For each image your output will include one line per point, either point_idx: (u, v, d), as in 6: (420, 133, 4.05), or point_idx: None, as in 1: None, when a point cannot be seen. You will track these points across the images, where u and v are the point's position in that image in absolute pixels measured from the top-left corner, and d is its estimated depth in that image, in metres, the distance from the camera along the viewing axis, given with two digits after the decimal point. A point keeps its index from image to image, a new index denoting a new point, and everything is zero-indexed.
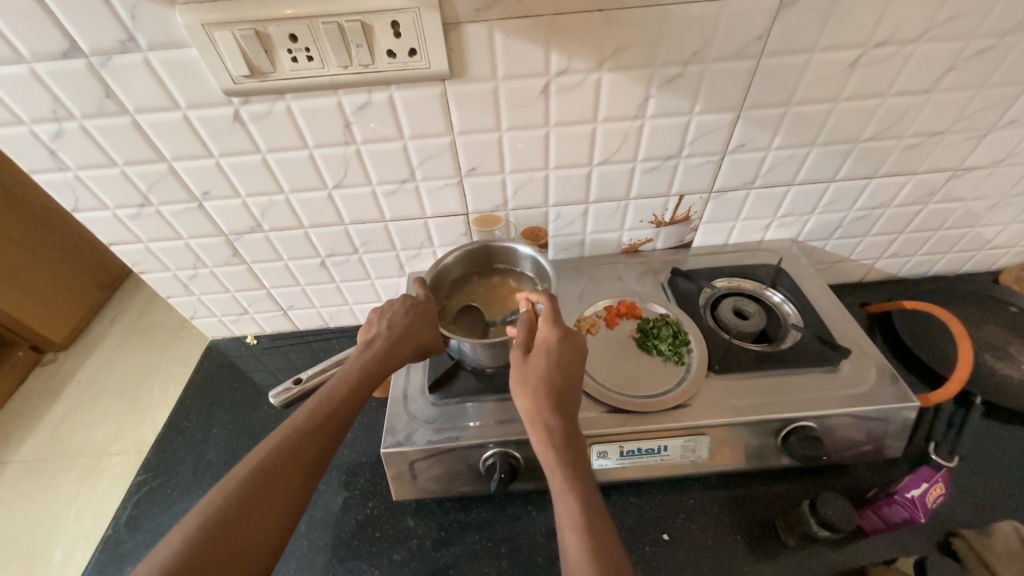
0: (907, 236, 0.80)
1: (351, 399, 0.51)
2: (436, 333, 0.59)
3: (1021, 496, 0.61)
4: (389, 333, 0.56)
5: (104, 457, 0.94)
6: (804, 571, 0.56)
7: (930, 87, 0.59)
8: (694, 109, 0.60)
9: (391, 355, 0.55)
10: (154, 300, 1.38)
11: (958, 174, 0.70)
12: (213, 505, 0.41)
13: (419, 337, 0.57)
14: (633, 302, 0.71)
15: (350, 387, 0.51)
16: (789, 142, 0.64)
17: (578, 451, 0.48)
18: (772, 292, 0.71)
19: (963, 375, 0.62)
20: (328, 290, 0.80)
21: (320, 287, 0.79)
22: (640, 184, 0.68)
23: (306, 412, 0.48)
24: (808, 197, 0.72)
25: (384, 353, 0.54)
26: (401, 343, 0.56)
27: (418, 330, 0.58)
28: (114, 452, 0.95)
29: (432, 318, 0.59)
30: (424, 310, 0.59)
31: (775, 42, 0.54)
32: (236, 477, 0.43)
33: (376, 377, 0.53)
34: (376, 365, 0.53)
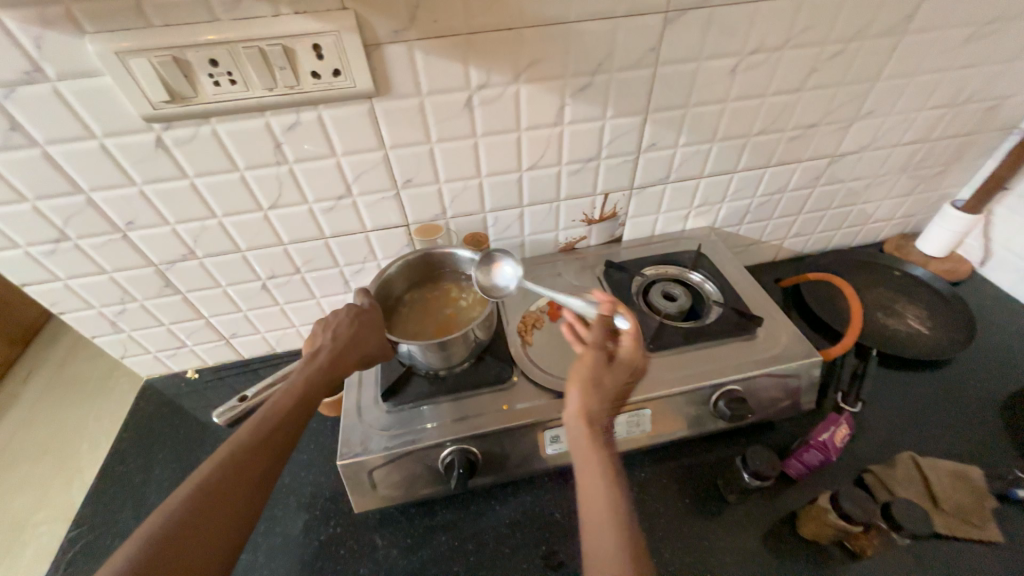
0: (804, 217, 0.91)
1: (298, 409, 0.51)
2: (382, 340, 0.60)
3: (913, 429, 0.71)
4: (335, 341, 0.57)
5: (27, 526, 0.86)
6: (745, 522, 0.62)
7: (800, 87, 0.69)
8: (606, 114, 0.66)
9: (337, 363, 0.55)
10: (78, 351, 1.26)
11: (835, 159, 0.82)
12: (157, 527, 0.40)
13: (363, 346, 0.58)
14: (573, 294, 0.76)
15: (297, 397, 0.51)
16: (692, 140, 0.72)
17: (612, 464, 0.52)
18: (694, 274, 0.78)
19: (855, 330, 0.72)
20: (272, 313, 0.79)
21: (264, 310, 0.78)
22: (568, 185, 0.73)
23: (255, 425, 0.48)
24: (717, 188, 0.81)
25: (328, 361, 0.55)
26: (346, 350, 0.57)
27: (362, 336, 0.59)
28: (40, 519, 0.86)
29: (378, 326, 0.61)
30: (369, 318, 0.61)
31: (666, 53, 0.61)
32: (179, 497, 0.42)
33: (321, 385, 0.54)
34: (321, 374, 0.54)
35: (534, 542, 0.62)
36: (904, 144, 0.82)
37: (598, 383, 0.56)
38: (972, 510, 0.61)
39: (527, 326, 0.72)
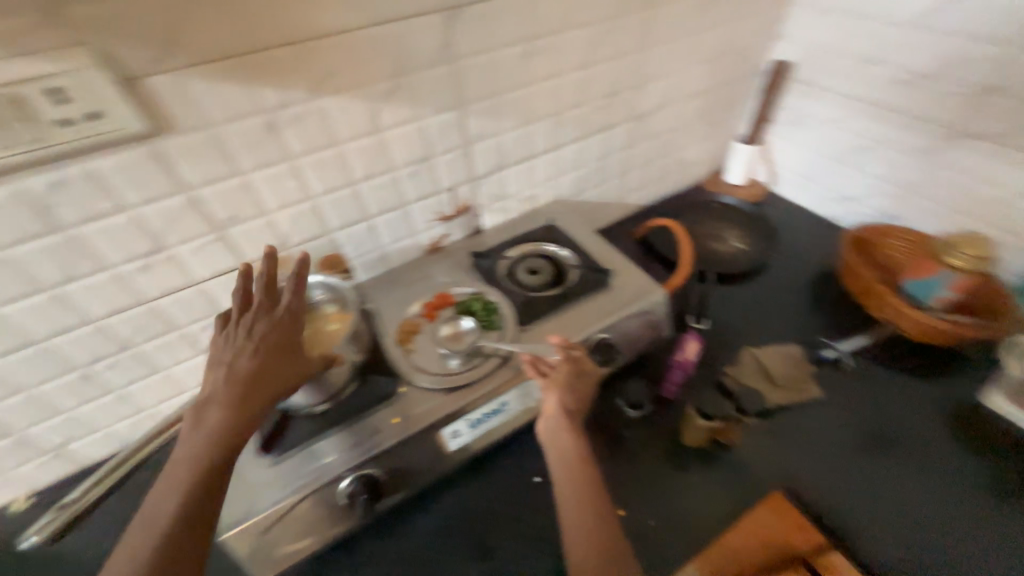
0: (633, 173, 1.03)
1: (210, 457, 0.47)
2: (292, 365, 0.53)
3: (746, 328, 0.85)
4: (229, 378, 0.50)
5: None
6: (640, 450, 0.70)
7: (590, 62, 0.78)
8: (423, 114, 0.67)
9: (241, 402, 0.49)
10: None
11: (640, 120, 0.93)
12: None
13: (274, 381, 0.51)
14: (445, 292, 0.76)
15: (206, 445, 0.47)
16: (513, 124, 0.77)
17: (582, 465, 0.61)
18: (550, 244, 0.84)
19: (687, 260, 0.83)
20: (107, 403, 0.68)
21: (97, 403, 0.67)
22: (409, 189, 0.74)
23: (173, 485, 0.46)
24: (551, 163, 0.88)
25: (223, 401, 0.49)
26: (242, 386, 0.50)
27: (269, 370, 0.51)
28: None
29: (282, 350, 0.53)
30: (268, 343, 0.52)
31: (459, 47, 0.64)
32: None
33: (229, 429, 0.48)
34: (218, 417, 0.48)
35: (461, 537, 0.63)
36: (690, 97, 0.97)
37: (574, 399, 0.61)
38: (798, 380, 0.77)
39: (406, 334, 0.70)
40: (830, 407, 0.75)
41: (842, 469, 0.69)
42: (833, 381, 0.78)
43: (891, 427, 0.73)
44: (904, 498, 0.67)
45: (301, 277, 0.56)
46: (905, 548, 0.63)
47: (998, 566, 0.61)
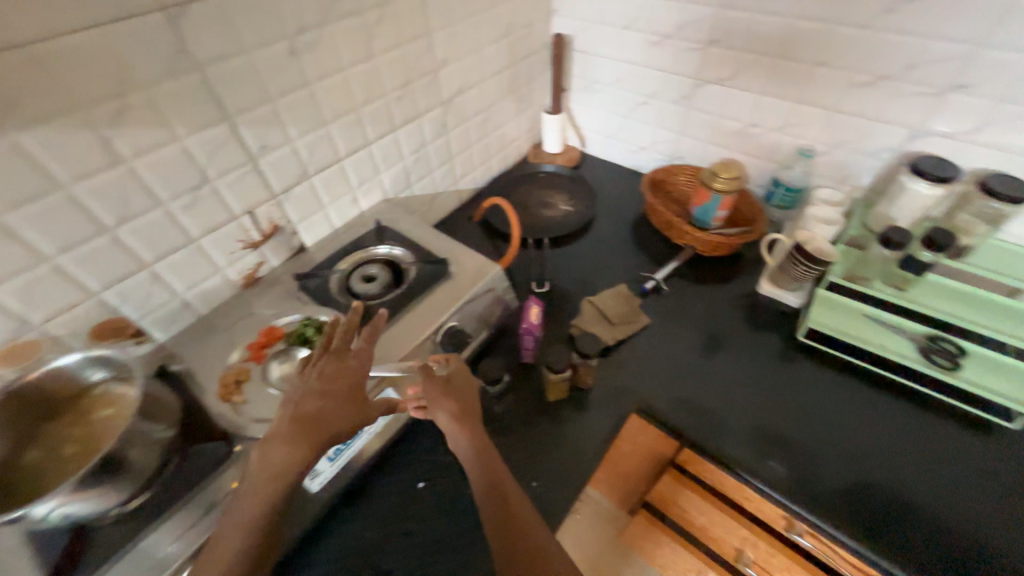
0: (456, 159, 1.05)
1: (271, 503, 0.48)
2: (359, 412, 0.53)
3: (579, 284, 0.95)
4: (319, 397, 0.51)
5: None
6: (514, 418, 0.75)
7: (371, 54, 0.75)
8: (177, 134, 0.58)
9: (305, 436, 0.49)
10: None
11: (446, 106, 0.94)
12: None
13: (353, 410, 0.53)
14: (271, 325, 0.68)
15: (269, 486, 0.48)
16: (302, 129, 0.71)
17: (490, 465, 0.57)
18: (380, 247, 0.81)
19: (517, 235, 0.88)
20: None
21: None
22: (192, 222, 0.64)
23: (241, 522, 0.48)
24: (364, 164, 0.84)
25: (297, 426, 0.49)
26: (336, 404, 0.52)
27: (349, 400, 0.53)
28: None
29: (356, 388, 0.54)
30: (338, 388, 0.52)
31: (200, 53, 0.56)
32: None
33: (296, 464, 0.49)
34: (291, 452, 0.48)
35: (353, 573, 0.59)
36: (488, 77, 1.01)
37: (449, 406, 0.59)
38: (630, 314, 0.88)
39: (228, 386, 0.61)
40: (656, 331, 0.88)
41: (674, 379, 0.82)
42: (653, 308, 0.92)
43: (702, 333, 0.88)
44: (721, 386, 0.81)
45: (375, 326, 0.55)
46: (729, 427, 0.76)
47: (793, 414, 0.77)
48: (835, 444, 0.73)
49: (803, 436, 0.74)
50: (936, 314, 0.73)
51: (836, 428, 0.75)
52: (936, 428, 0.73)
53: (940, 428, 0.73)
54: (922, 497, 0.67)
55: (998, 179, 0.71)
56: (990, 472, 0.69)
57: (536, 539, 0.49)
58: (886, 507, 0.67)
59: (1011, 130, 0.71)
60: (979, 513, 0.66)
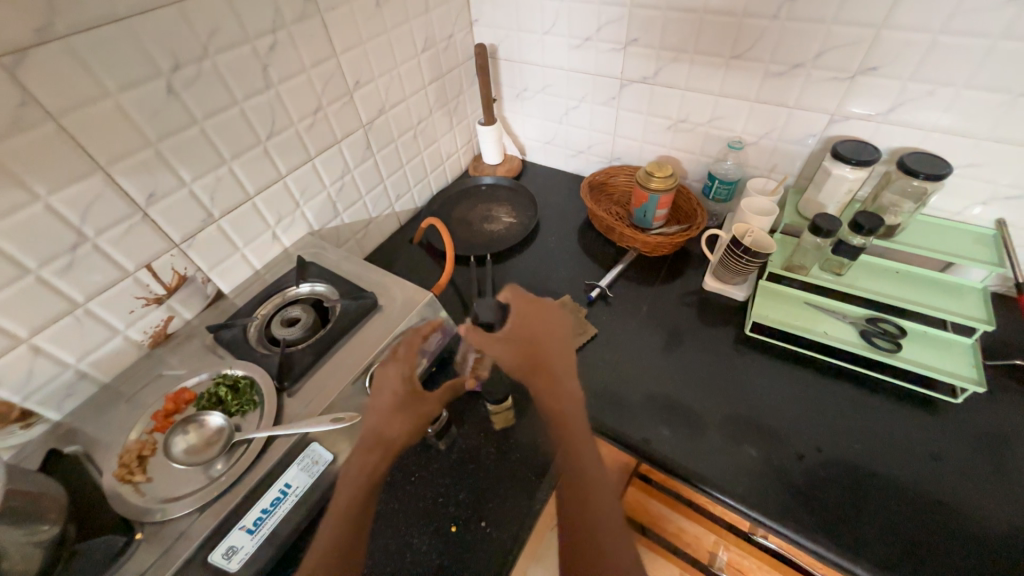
0: (388, 181, 1.00)
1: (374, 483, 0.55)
2: (408, 422, 0.59)
3: None
4: (399, 401, 0.59)
5: None
6: (457, 456, 0.70)
7: (269, 83, 0.70)
8: (37, 193, 0.52)
9: (381, 443, 0.57)
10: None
11: (367, 128, 0.90)
12: None
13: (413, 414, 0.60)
14: (180, 388, 0.62)
15: (361, 485, 0.54)
16: (198, 171, 0.66)
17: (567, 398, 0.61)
18: (304, 285, 0.76)
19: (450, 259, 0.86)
20: None
21: None
22: (76, 286, 0.58)
23: (333, 518, 0.52)
24: (280, 199, 0.79)
25: (376, 442, 0.57)
26: (409, 406, 0.60)
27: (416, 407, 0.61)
28: None
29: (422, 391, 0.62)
30: (395, 397, 0.59)
31: (52, 102, 0.50)
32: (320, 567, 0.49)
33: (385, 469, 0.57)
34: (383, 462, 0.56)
35: None
36: (412, 94, 0.98)
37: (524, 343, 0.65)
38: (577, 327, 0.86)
39: (128, 465, 0.55)
40: (605, 340, 0.86)
41: (629, 384, 0.80)
42: (601, 316, 0.90)
43: (658, 334, 0.86)
44: (677, 383, 0.79)
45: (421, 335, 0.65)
46: (689, 426, 0.73)
47: (751, 402, 0.76)
48: (795, 427, 0.72)
49: (764, 422, 0.73)
50: (890, 299, 0.74)
51: (792, 414, 0.74)
52: (886, 408, 0.73)
53: (891, 407, 0.73)
54: (879, 472, 0.67)
55: (916, 158, 0.72)
56: (943, 451, 0.68)
57: (589, 470, 0.56)
58: (846, 495, 0.65)
59: (923, 110, 0.72)
60: (935, 489, 0.65)
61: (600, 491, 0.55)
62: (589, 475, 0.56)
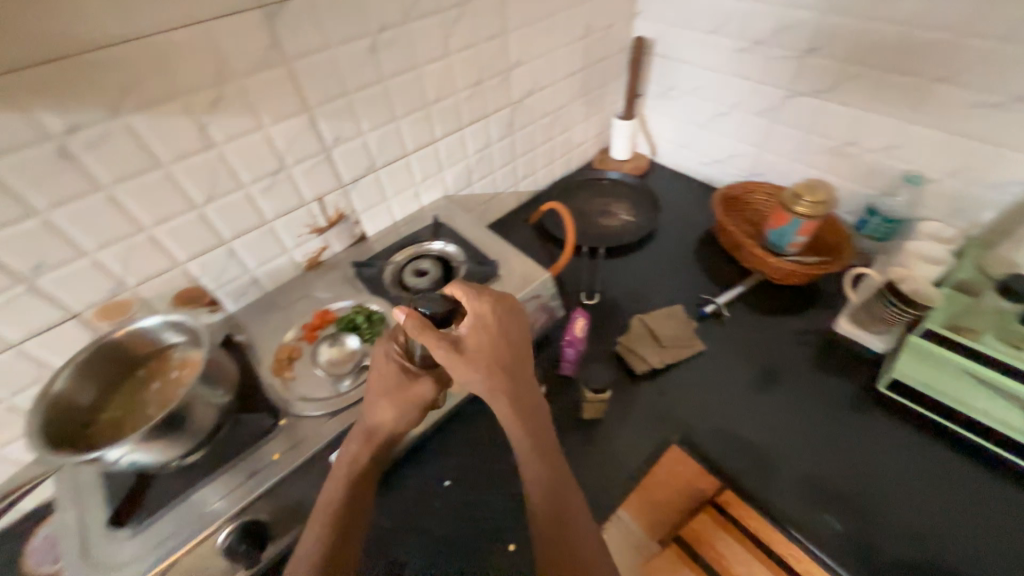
0: (519, 159, 1.04)
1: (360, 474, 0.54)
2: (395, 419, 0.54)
3: (632, 299, 0.90)
4: (387, 390, 0.54)
5: None
6: None
7: (447, 52, 0.76)
8: (263, 122, 0.62)
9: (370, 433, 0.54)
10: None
11: (515, 106, 0.94)
12: None
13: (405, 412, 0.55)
14: (326, 309, 0.72)
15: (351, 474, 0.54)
16: (375, 123, 0.74)
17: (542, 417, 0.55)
18: (436, 243, 0.83)
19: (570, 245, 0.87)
20: None
21: None
22: (268, 205, 0.69)
23: (319, 516, 0.52)
24: (429, 160, 0.86)
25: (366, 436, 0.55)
26: (394, 398, 0.53)
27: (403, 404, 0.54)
28: None
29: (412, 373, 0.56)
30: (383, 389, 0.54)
31: (291, 47, 0.59)
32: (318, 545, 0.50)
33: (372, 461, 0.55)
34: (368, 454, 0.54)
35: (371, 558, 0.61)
36: (560, 80, 1.00)
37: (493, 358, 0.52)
38: (683, 338, 0.80)
39: (281, 362, 0.66)
40: (712, 358, 0.81)
41: (710, 409, 0.75)
42: (711, 333, 0.85)
43: (752, 367, 0.80)
44: (761, 425, 0.73)
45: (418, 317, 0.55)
46: (769, 473, 0.68)
47: (846, 465, 0.68)
48: (891, 506, 0.65)
49: (852, 492, 0.66)
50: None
51: (890, 491, 0.66)
52: (1008, 502, 0.64)
53: (1020, 506, 0.64)
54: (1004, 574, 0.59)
55: None
56: None
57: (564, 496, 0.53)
58: None
59: None
60: None
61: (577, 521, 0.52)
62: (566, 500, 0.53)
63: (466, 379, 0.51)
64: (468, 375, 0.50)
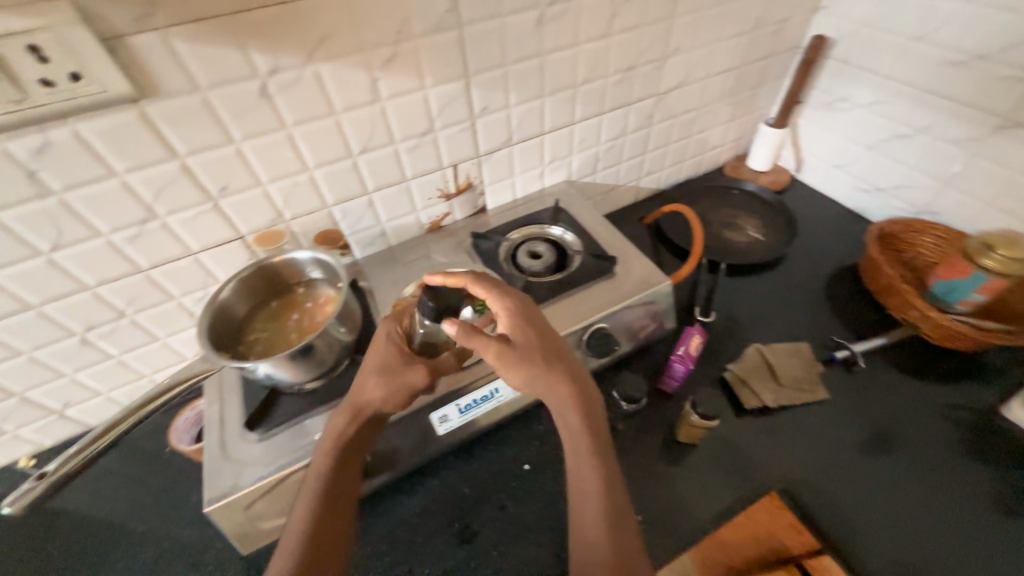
0: (649, 155, 0.99)
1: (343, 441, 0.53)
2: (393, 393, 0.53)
3: (751, 325, 0.82)
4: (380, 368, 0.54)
5: None
6: (634, 443, 0.69)
7: (608, 32, 0.73)
8: (425, 84, 0.64)
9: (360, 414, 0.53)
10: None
11: (660, 98, 0.89)
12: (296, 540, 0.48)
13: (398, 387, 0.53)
14: (442, 273, 0.74)
15: (338, 439, 0.52)
16: (523, 97, 0.73)
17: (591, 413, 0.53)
18: (554, 228, 0.81)
19: (695, 254, 0.82)
20: (67, 385, 0.68)
21: (88, 403, 0.72)
22: (411, 164, 0.71)
23: (309, 489, 0.51)
24: (562, 142, 0.84)
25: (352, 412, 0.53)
26: (389, 384, 0.53)
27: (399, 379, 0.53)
28: None
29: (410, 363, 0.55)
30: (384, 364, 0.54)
31: (467, 13, 0.60)
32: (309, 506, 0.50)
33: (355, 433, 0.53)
34: (351, 425, 0.53)
35: (446, 521, 0.62)
36: (714, 74, 0.92)
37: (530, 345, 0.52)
38: (804, 380, 0.72)
39: None
40: (837, 411, 0.71)
41: (807, 464, 0.66)
42: (840, 382, 0.74)
43: (863, 427, 0.70)
44: (860, 494, 0.64)
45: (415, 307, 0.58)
46: (874, 555, 0.59)
47: (959, 567, 0.58)
48: None
49: None
50: None
51: None
52: None
53: None
54: None
55: None
56: None
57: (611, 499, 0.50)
58: None
59: None
60: None
61: (621, 529, 0.49)
62: (611, 506, 0.50)
63: (520, 380, 0.51)
64: (519, 374, 0.51)
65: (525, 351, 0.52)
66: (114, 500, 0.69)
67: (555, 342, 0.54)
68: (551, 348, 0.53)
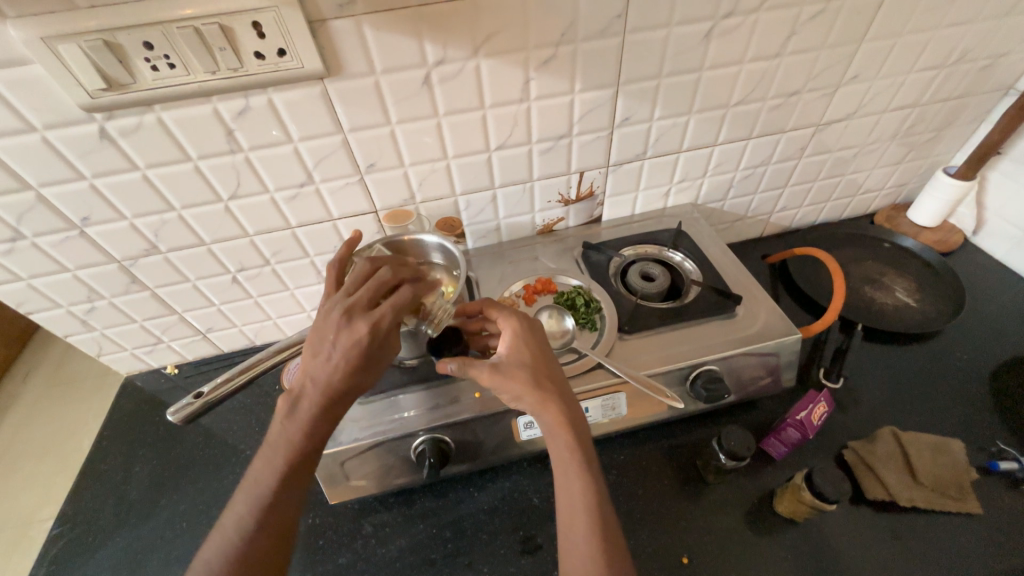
0: (790, 189, 0.89)
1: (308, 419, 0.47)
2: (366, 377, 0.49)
3: (884, 404, 0.71)
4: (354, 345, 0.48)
5: (32, 523, 0.79)
6: (723, 500, 0.63)
7: (780, 52, 0.66)
8: (574, 88, 0.63)
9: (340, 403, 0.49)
10: (48, 341, 1.18)
11: (820, 128, 0.79)
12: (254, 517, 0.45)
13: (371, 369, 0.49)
14: (549, 278, 0.73)
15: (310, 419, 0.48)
16: (668, 112, 0.69)
17: (584, 434, 0.49)
18: (673, 253, 0.77)
19: (836, 308, 0.74)
20: (212, 313, 0.78)
21: (225, 332, 0.82)
22: (540, 166, 0.71)
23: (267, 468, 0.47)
24: (697, 162, 0.78)
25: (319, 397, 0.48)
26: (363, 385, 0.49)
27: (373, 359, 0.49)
28: (44, 514, 0.80)
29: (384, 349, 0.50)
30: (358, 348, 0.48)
31: (634, 20, 0.58)
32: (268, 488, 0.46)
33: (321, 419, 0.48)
34: (320, 411, 0.47)
35: (511, 526, 0.62)
36: (894, 109, 0.80)
37: (529, 364, 0.51)
38: (950, 485, 0.61)
39: None
40: (990, 533, 0.59)
41: None
42: (997, 498, 0.61)
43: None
44: None
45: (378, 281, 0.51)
46: None
47: None
48: None
49: None
50: None
51: None
52: None
53: None
54: None
55: None
56: None
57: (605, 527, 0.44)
58: None
59: None
60: None
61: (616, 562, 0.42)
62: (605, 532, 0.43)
63: (515, 393, 0.50)
64: (515, 388, 0.49)
65: (520, 364, 0.51)
66: (233, 421, 0.79)
67: (552, 363, 0.53)
68: (548, 368, 0.52)
